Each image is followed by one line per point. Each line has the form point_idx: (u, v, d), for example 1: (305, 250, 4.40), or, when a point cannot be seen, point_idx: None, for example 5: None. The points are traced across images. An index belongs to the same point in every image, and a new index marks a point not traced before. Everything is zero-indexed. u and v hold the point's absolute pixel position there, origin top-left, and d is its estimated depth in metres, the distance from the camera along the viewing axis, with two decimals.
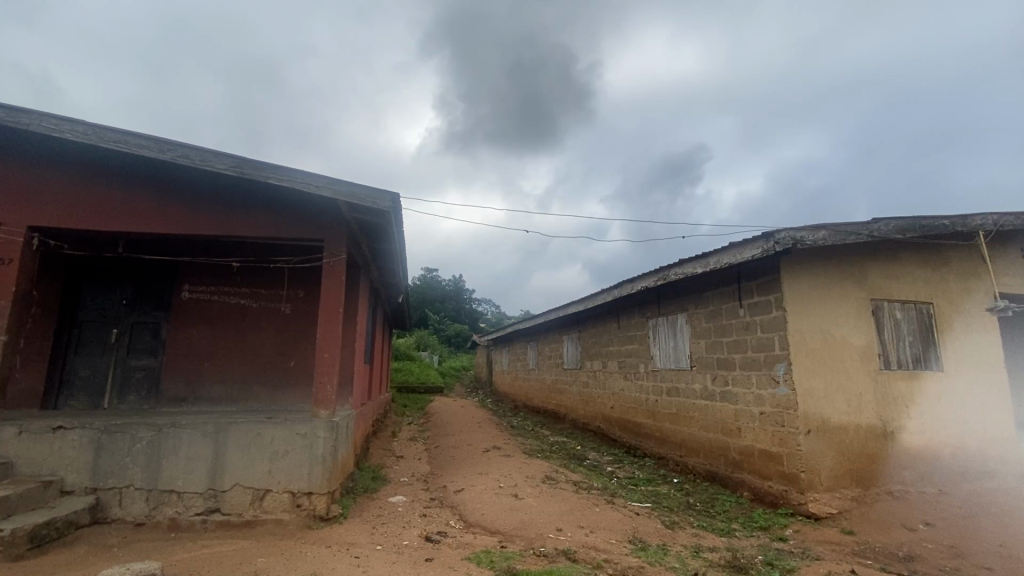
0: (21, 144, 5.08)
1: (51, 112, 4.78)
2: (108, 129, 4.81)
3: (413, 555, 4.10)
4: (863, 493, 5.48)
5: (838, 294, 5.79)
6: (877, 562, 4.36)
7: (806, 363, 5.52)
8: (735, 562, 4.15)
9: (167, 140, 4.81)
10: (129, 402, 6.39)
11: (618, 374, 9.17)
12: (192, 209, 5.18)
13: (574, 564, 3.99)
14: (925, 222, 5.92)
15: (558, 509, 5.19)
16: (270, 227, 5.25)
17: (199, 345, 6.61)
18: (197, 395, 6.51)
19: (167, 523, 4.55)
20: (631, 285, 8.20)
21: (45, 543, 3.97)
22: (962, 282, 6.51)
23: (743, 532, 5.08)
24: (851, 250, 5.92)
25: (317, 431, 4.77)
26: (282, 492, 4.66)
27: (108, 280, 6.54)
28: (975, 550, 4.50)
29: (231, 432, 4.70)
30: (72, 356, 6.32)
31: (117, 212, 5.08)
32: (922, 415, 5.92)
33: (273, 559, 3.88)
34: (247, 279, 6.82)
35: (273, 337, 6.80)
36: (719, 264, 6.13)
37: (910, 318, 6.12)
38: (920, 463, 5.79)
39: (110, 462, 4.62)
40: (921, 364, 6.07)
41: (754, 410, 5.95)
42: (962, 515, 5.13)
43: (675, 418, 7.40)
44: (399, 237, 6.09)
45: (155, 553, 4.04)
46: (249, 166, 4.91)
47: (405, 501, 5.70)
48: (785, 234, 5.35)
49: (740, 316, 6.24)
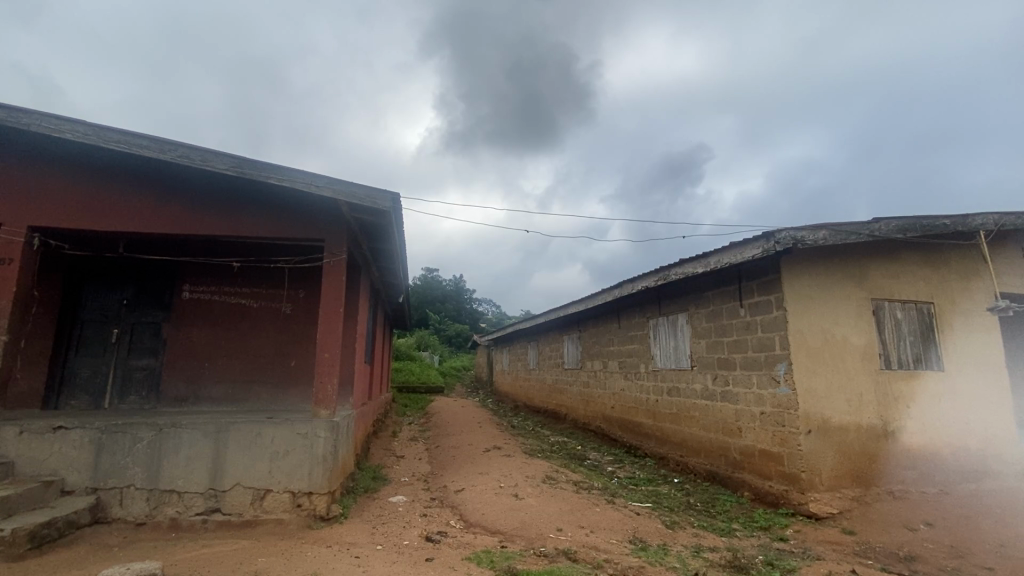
0: (21, 144, 5.08)
1: (51, 113, 4.78)
2: (108, 129, 4.81)
3: (414, 555, 4.10)
4: (864, 493, 5.48)
5: (838, 294, 5.79)
6: (878, 562, 4.35)
7: (806, 363, 5.51)
8: (735, 562, 4.14)
9: (167, 141, 4.82)
10: (130, 402, 6.40)
11: (618, 374, 9.17)
12: (192, 209, 5.19)
13: (574, 564, 3.99)
14: (925, 222, 5.91)
15: (558, 509, 5.19)
16: (270, 227, 5.25)
17: (199, 345, 6.62)
18: (198, 396, 6.52)
19: (167, 523, 4.55)
20: (631, 285, 8.21)
21: (45, 543, 3.97)
22: (962, 281, 6.50)
23: (744, 532, 5.08)
24: (852, 250, 5.92)
25: (318, 431, 4.78)
26: (282, 492, 4.66)
27: (109, 280, 6.54)
28: (976, 550, 4.49)
29: (231, 432, 4.70)
30: (73, 356, 6.32)
31: (117, 212, 5.08)
32: (922, 414, 5.91)
33: (274, 559, 3.89)
34: (247, 280, 6.82)
35: (274, 337, 6.80)
36: (720, 264, 6.13)
37: (911, 318, 6.11)
38: (921, 463, 5.78)
39: (110, 462, 4.62)
40: (921, 364, 6.07)
41: (754, 410, 5.95)
42: (963, 515, 5.13)
43: (676, 418, 7.40)
44: (399, 237, 6.09)
45: (155, 553, 4.04)
46: (249, 166, 4.91)
47: (406, 501, 5.70)
48: (785, 234, 5.35)
49: (740, 316, 6.24)
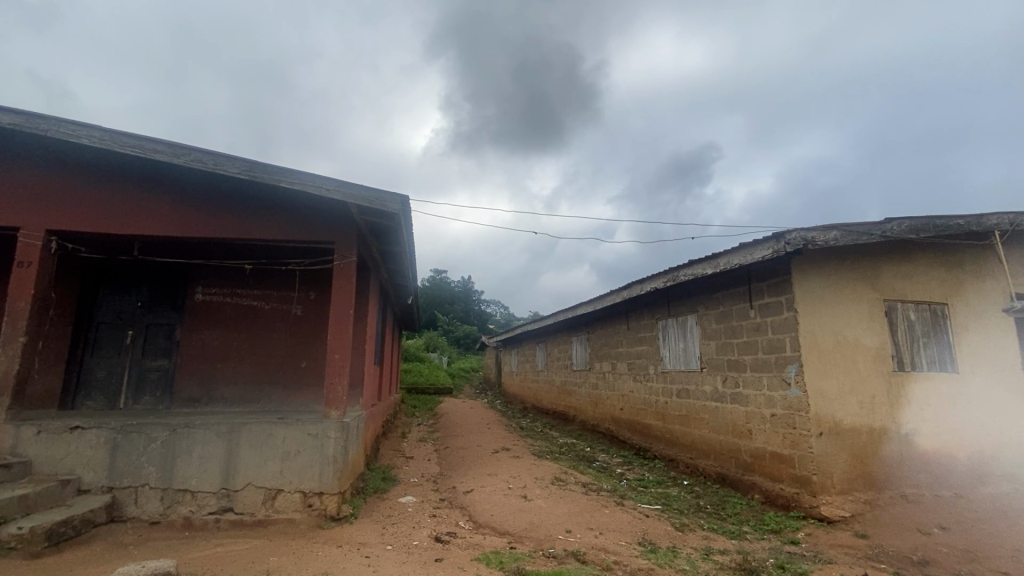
0: (40, 149, 5.17)
1: (68, 118, 4.86)
2: (123, 135, 4.88)
3: (423, 556, 4.12)
4: (877, 496, 5.42)
5: (850, 296, 5.74)
6: (891, 566, 4.30)
7: (818, 365, 5.48)
8: (746, 565, 4.13)
9: (181, 145, 4.89)
10: (145, 402, 6.48)
11: (627, 375, 9.16)
12: (204, 212, 5.25)
13: (583, 564, 4.02)
14: (939, 222, 5.86)
15: (568, 510, 5.21)
16: (282, 229, 5.31)
17: (212, 346, 6.69)
18: (211, 396, 6.59)
19: (181, 522, 4.61)
20: (640, 286, 8.17)
21: (63, 541, 4.04)
22: (977, 281, 6.43)
23: (754, 535, 5.04)
24: (864, 250, 5.87)
25: (329, 432, 4.81)
26: (293, 492, 4.70)
27: (124, 281, 6.64)
28: (992, 554, 4.44)
29: (243, 433, 4.74)
30: (89, 356, 6.42)
31: (134, 215, 5.16)
32: (935, 415, 5.86)
33: (284, 558, 3.92)
34: (258, 281, 6.89)
35: (285, 338, 6.86)
36: (730, 264, 6.09)
37: (925, 319, 6.06)
38: (934, 466, 5.73)
39: (126, 461, 4.69)
40: (935, 365, 6.01)
41: (765, 412, 5.92)
42: (976, 519, 5.08)
43: (685, 419, 7.38)
44: (408, 239, 6.10)
45: (169, 552, 4.07)
46: (261, 169, 4.95)
47: (415, 501, 5.74)
48: (796, 234, 5.31)
49: (751, 317, 6.20)
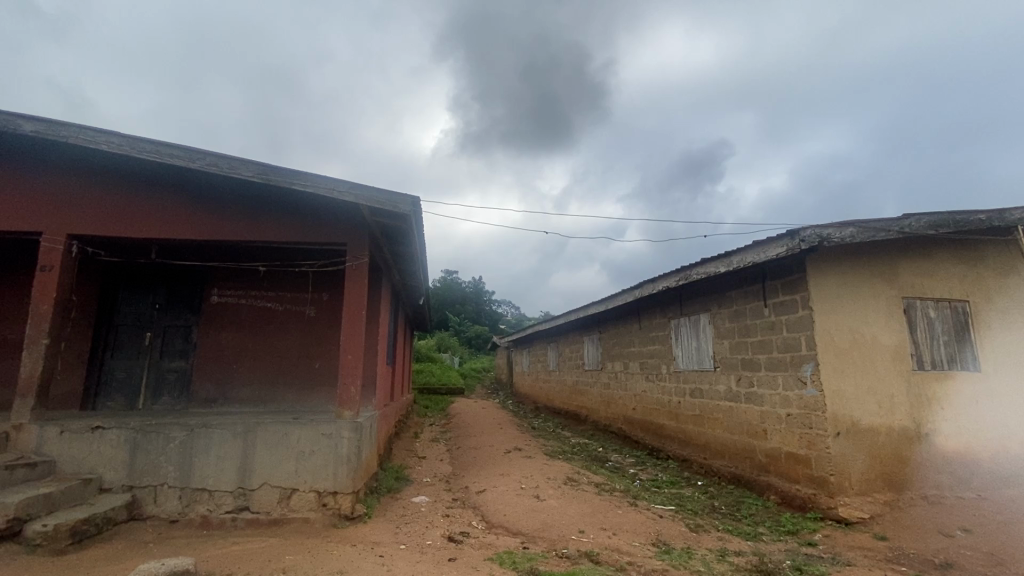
0: (60, 156, 5.28)
1: (87, 125, 4.95)
2: (140, 140, 4.96)
3: (437, 555, 4.14)
4: (896, 497, 5.33)
5: (867, 294, 5.65)
6: (912, 569, 4.22)
7: (834, 363, 5.40)
8: (763, 566, 4.09)
9: (197, 149, 4.96)
10: (163, 402, 6.59)
11: (640, 375, 9.10)
12: (219, 216, 5.32)
13: (597, 565, 4.00)
14: (959, 217, 5.74)
15: (581, 510, 5.19)
16: (296, 232, 5.36)
17: (228, 347, 6.79)
18: (227, 397, 6.68)
19: (199, 520, 4.68)
20: (652, 285, 8.11)
21: (85, 538, 4.12)
22: (1000, 278, 6.28)
23: (770, 536, 4.99)
24: (882, 246, 5.78)
25: (342, 432, 4.85)
26: (308, 491, 4.75)
27: (143, 284, 6.76)
28: (1016, 558, 4.34)
29: (259, 432, 4.80)
30: (110, 358, 6.55)
31: (152, 220, 5.25)
32: (957, 415, 5.74)
33: (300, 557, 3.95)
34: (272, 283, 6.97)
35: (299, 339, 6.93)
36: (743, 263, 6.04)
37: (945, 317, 5.94)
38: (956, 466, 5.62)
39: (145, 460, 4.77)
40: (956, 363, 5.89)
41: (781, 412, 5.85)
42: (1000, 521, 4.96)
43: (699, 419, 7.32)
44: (420, 239, 6.13)
45: (187, 549, 4.15)
46: (274, 173, 5.01)
47: (429, 501, 5.77)
48: (810, 231, 5.25)
49: (766, 316, 6.14)
